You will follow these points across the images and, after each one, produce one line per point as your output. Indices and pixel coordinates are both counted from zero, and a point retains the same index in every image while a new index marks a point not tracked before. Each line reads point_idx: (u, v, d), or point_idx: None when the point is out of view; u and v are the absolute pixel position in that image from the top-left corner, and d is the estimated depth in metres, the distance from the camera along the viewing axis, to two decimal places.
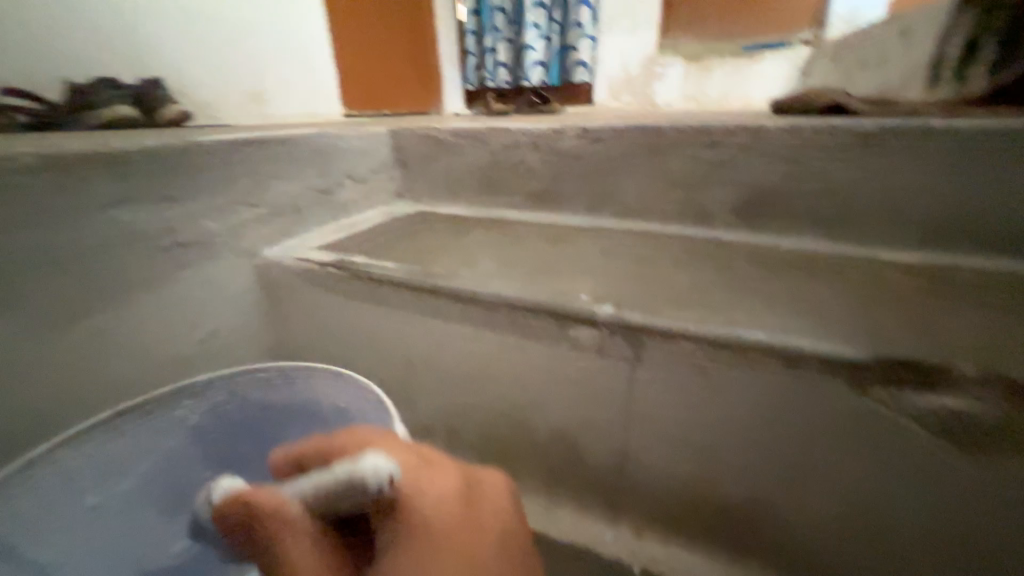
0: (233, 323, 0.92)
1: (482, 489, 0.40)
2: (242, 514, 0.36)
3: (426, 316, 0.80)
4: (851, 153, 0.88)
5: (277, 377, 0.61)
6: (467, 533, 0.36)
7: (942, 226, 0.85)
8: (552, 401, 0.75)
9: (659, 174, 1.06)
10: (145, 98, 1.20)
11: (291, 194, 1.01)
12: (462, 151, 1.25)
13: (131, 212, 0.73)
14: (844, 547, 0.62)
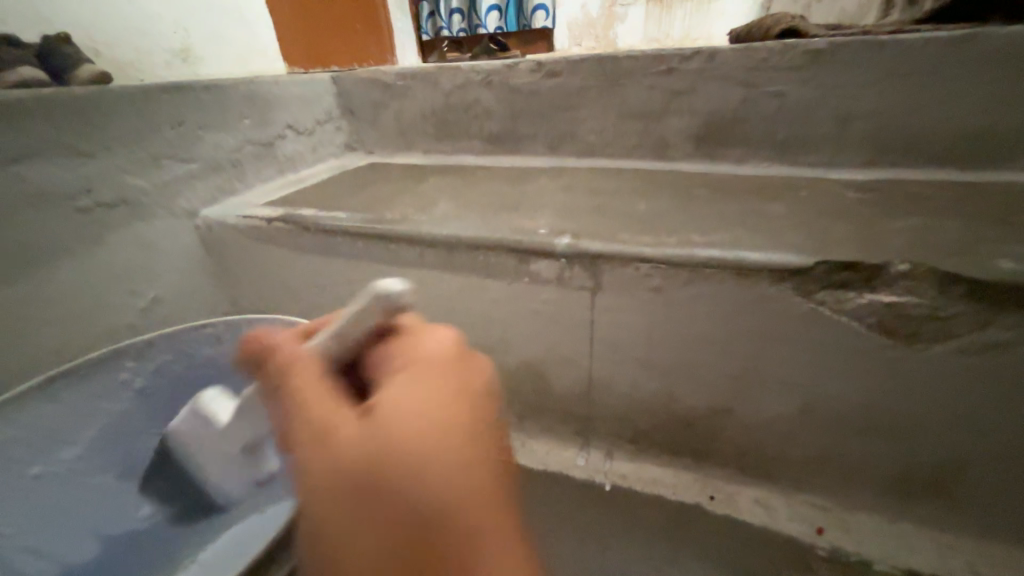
0: (178, 288, 0.87)
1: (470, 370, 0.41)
2: (263, 349, 0.43)
3: (379, 262, 0.78)
4: (805, 71, 0.87)
5: (226, 333, 0.60)
6: (448, 376, 0.39)
7: (882, 138, 0.87)
8: (519, 337, 0.75)
9: (617, 106, 1.03)
10: (51, 55, 0.85)
11: (226, 147, 0.93)
12: (411, 94, 1.17)
13: (41, 166, 0.66)
14: (786, 438, 0.67)
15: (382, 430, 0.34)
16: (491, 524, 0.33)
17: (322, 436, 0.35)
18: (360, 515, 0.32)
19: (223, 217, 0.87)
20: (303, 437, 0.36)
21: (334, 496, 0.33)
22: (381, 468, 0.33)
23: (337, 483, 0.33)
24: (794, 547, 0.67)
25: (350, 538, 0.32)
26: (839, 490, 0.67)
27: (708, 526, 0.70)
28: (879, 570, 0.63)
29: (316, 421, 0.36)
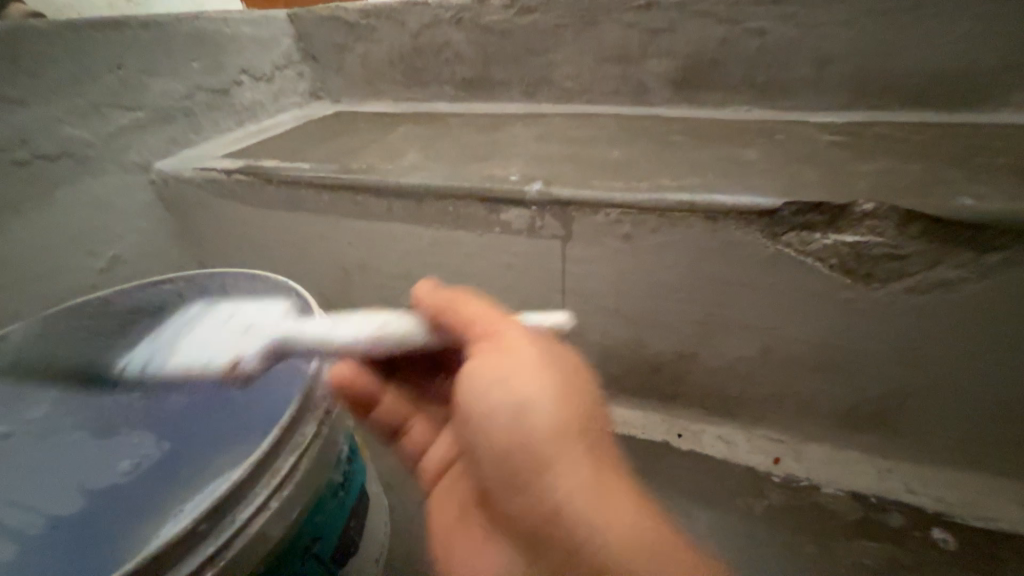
0: (140, 248, 0.84)
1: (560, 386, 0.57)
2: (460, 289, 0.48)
3: (346, 215, 0.75)
4: (786, 6, 0.83)
5: (186, 288, 0.60)
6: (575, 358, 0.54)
7: (862, 78, 0.85)
8: (493, 290, 0.75)
9: (594, 47, 0.97)
10: None
11: (176, 94, 0.87)
12: (377, 36, 1.09)
13: None
14: (748, 378, 0.70)
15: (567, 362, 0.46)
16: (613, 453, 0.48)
17: (518, 352, 0.45)
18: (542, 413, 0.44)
19: (179, 170, 0.82)
20: (497, 348, 0.45)
21: (523, 398, 0.44)
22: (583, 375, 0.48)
23: (528, 394, 0.44)
24: (752, 476, 0.72)
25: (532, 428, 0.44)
26: (796, 424, 0.72)
27: (674, 461, 0.75)
28: (827, 493, 0.69)
29: (506, 342, 0.45)
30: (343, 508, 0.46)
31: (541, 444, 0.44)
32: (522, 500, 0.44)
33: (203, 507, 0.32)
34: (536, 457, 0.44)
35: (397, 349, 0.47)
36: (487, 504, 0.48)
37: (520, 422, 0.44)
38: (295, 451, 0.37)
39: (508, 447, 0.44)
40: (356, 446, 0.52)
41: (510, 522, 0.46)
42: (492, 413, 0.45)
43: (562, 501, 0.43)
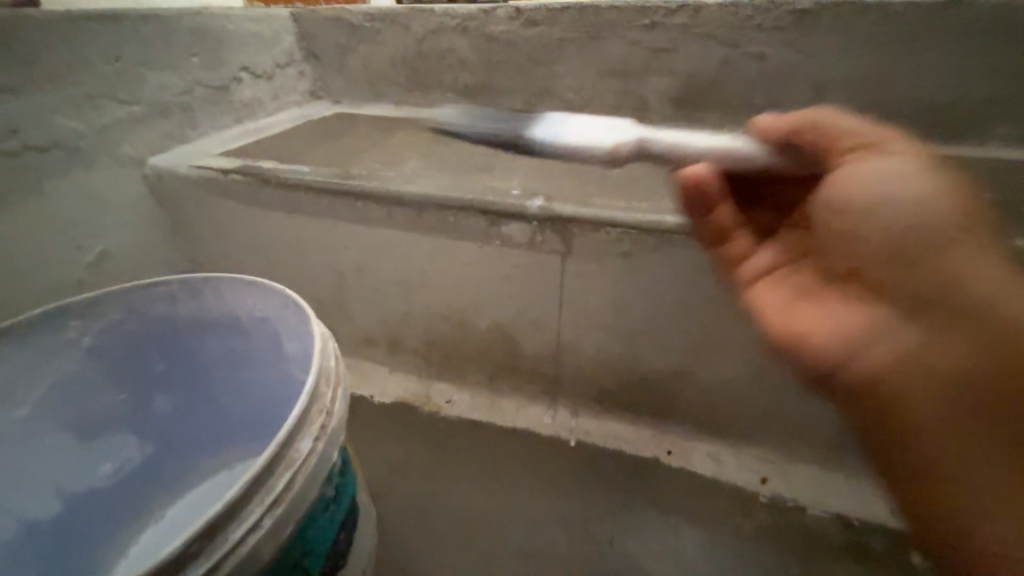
0: (130, 243, 0.82)
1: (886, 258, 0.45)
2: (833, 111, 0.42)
3: (344, 219, 0.75)
4: (786, 33, 0.85)
5: (180, 291, 0.56)
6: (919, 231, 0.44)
7: (857, 106, 0.87)
8: (490, 299, 0.75)
9: (597, 62, 0.98)
10: None
11: (174, 89, 0.85)
12: (381, 38, 1.09)
13: None
14: (741, 396, 0.71)
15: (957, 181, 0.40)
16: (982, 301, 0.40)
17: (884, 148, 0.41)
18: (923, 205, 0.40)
19: (174, 166, 0.81)
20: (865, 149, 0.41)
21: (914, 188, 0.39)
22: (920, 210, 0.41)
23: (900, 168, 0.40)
24: (741, 494, 0.72)
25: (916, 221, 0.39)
26: (784, 443, 0.73)
27: (665, 477, 0.75)
28: (812, 513, 0.70)
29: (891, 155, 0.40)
30: (334, 521, 0.46)
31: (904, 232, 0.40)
32: (898, 281, 0.40)
33: (196, 526, 0.31)
34: (974, 270, 0.38)
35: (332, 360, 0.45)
36: (797, 306, 0.46)
37: (863, 232, 0.41)
38: (290, 468, 0.36)
39: (876, 241, 0.41)
40: (349, 459, 0.51)
41: (830, 312, 0.44)
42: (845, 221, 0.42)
43: (997, 305, 0.38)
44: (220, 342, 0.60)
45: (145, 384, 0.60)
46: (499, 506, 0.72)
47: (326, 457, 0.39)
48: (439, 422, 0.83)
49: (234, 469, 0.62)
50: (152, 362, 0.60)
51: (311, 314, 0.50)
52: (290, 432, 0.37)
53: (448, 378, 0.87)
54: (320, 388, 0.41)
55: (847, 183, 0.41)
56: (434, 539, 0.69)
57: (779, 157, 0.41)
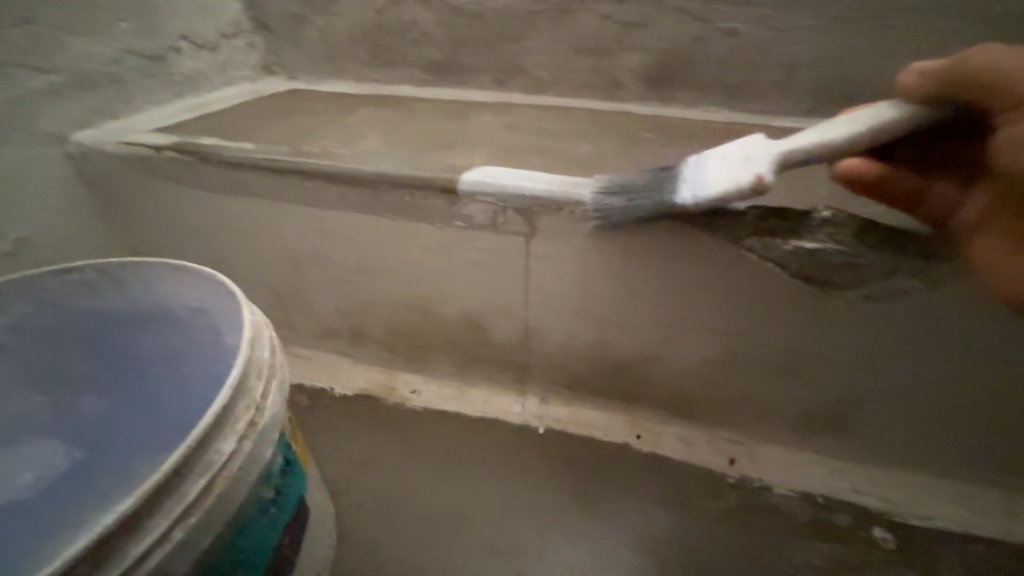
0: (55, 229, 0.75)
1: None
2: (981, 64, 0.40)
3: (293, 201, 0.69)
4: (758, 8, 0.83)
5: (96, 278, 0.57)
6: None
7: (827, 86, 0.86)
8: (454, 285, 0.72)
9: (567, 37, 0.94)
10: None
11: (100, 58, 0.77)
12: (338, 9, 1.02)
13: None
14: (709, 380, 0.70)
15: None
16: None
17: None
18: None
19: (102, 144, 0.73)
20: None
21: None
22: None
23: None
24: (708, 477, 0.72)
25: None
26: (751, 425, 0.72)
27: (635, 461, 0.74)
28: (778, 493, 0.70)
29: None
30: (274, 526, 0.42)
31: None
32: None
33: (86, 542, 0.27)
34: None
35: (274, 345, 0.42)
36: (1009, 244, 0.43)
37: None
38: (207, 473, 0.32)
39: None
40: (296, 456, 0.47)
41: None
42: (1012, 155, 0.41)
43: None
44: (153, 337, 0.54)
45: (71, 386, 0.53)
46: (465, 498, 0.70)
47: (254, 459, 0.35)
48: (405, 414, 0.80)
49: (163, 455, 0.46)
50: (79, 362, 0.54)
51: (247, 303, 0.45)
52: (205, 434, 0.32)
53: (415, 368, 0.83)
54: (248, 382, 0.37)
55: (1009, 134, 0.39)
56: (398, 535, 0.66)
57: (925, 112, 0.44)
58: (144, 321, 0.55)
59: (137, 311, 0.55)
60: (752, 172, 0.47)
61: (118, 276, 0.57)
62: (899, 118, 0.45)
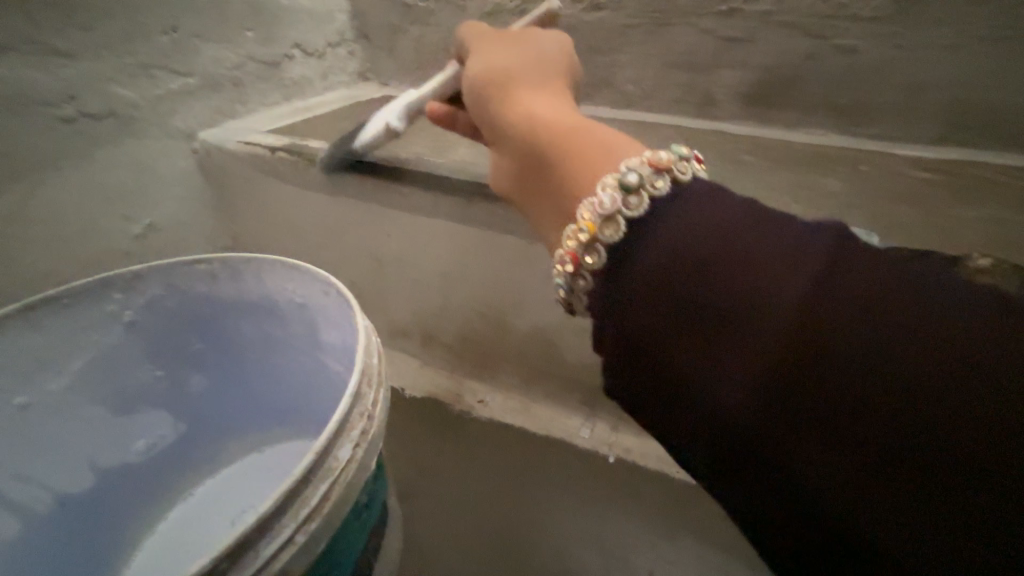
0: (178, 219, 0.82)
1: (540, 113, 0.42)
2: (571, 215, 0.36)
3: (387, 205, 0.72)
4: (885, 25, 0.76)
5: (222, 270, 0.54)
6: (525, 104, 0.44)
7: (959, 112, 0.77)
8: (534, 300, 0.71)
9: (664, 52, 0.91)
10: None
11: (227, 63, 0.84)
12: (434, 20, 1.05)
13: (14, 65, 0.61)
14: None
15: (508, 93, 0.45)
16: (533, 82, 0.46)
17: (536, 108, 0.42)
18: (587, 136, 0.38)
19: (222, 142, 0.80)
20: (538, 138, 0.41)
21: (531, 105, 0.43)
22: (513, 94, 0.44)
23: (499, 51, 0.48)
24: None
25: (543, 122, 0.41)
26: None
27: (708, 504, 0.69)
28: None
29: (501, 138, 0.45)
30: (363, 530, 0.43)
31: (570, 126, 0.40)
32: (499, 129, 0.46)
33: (227, 542, 0.28)
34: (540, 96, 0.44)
35: (381, 353, 0.43)
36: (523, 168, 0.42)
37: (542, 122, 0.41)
38: (327, 478, 0.32)
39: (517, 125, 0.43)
40: (382, 460, 0.47)
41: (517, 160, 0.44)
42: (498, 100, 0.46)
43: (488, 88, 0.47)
44: (255, 326, 0.59)
45: (182, 363, 0.61)
46: (529, 520, 0.68)
47: (365, 468, 0.36)
48: (470, 424, 0.80)
49: (285, 449, 0.64)
50: (189, 342, 0.60)
51: (354, 306, 0.46)
52: (326, 440, 0.33)
53: (481, 378, 0.83)
54: (361, 389, 0.37)
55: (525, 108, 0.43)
56: (460, 547, 0.66)
57: None
58: (255, 315, 0.58)
59: (256, 310, 0.57)
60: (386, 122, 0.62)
61: (236, 269, 0.54)
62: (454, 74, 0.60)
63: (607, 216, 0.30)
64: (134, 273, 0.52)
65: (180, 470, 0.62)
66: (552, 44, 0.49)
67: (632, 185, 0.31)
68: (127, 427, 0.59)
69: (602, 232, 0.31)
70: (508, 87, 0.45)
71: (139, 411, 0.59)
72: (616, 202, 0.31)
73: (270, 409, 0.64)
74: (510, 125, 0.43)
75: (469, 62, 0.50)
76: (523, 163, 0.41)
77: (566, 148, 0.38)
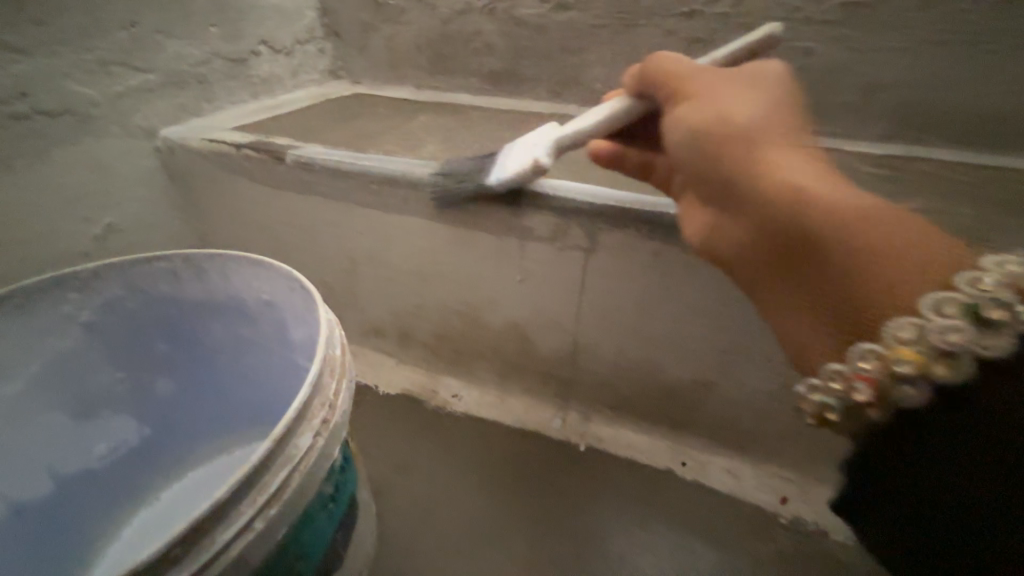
0: (140, 218, 0.80)
1: (788, 171, 0.35)
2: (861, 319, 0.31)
3: (357, 202, 0.72)
4: (837, 28, 0.80)
5: (184, 268, 0.54)
6: (762, 160, 0.36)
7: (904, 110, 0.82)
8: (506, 294, 0.72)
9: (631, 52, 0.93)
10: None
11: (191, 59, 0.82)
12: (405, 18, 1.05)
13: None
14: (764, 413, 0.67)
15: (741, 141, 0.37)
16: (771, 129, 0.38)
17: (782, 168, 0.35)
18: (902, 227, 0.30)
19: (186, 139, 0.78)
20: (790, 206, 0.33)
21: (772, 162, 0.36)
22: (744, 145, 0.37)
23: (725, 89, 0.40)
24: (755, 514, 0.68)
25: (808, 189, 0.33)
26: (808, 464, 0.68)
27: (676, 488, 0.71)
28: (834, 540, 0.66)
29: (724, 199, 0.38)
30: (331, 521, 0.43)
31: (853, 216, 0.31)
32: (708, 183, 0.39)
33: (181, 529, 0.28)
34: (787, 154, 0.36)
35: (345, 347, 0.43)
36: (764, 241, 0.35)
37: (798, 186, 0.34)
38: (288, 465, 0.33)
39: (758, 185, 0.35)
40: (350, 453, 0.48)
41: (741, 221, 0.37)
42: (722, 144, 0.38)
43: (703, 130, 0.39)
44: (223, 326, 0.58)
45: (145, 365, 0.59)
46: (503, 510, 0.69)
47: (328, 456, 0.36)
48: (445, 419, 0.81)
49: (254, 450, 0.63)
50: (153, 343, 0.59)
51: (321, 301, 0.46)
52: (288, 428, 0.34)
53: (456, 373, 0.84)
54: (323, 379, 0.38)
55: (768, 169, 0.36)
56: (434, 540, 0.66)
57: None
58: (221, 314, 0.57)
59: (222, 309, 0.57)
60: (533, 156, 0.55)
61: (200, 267, 0.53)
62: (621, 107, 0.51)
63: (938, 350, 0.27)
64: (92, 271, 0.51)
65: (144, 475, 0.61)
66: (768, 82, 0.42)
67: (995, 321, 0.26)
68: (87, 433, 0.57)
69: (933, 369, 0.27)
70: (747, 148, 0.37)
71: (98, 415, 0.58)
72: (967, 338, 0.27)
73: (238, 410, 0.64)
74: (749, 184, 0.36)
75: (680, 98, 0.42)
76: (765, 246, 0.35)
77: (864, 238, 0.30)
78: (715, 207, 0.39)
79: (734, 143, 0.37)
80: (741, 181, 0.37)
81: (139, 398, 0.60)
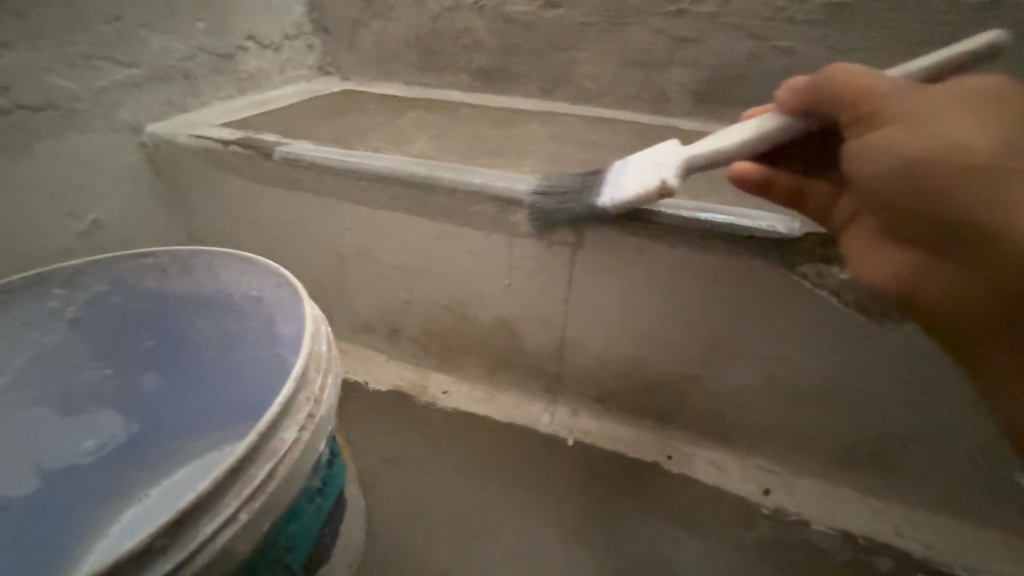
0: (125, 214, 0.80)
1: None
2: None
3: (345, 199, 0.72)
4: (820, 28, 0.82)
5: (170, 264, 0.55)
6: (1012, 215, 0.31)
7: None
8: (495, 290, 0.72)
9: (619, 50, 0.94)
10: None
11: (176, 54, 0.82)
12: (395, 14, 1.05)
13: None
14: (747, 406, 0.68)
15: (978, 193, 0.32)
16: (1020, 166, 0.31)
17: None
18: None
19: (172, 135, 0.78)
20: None
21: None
22: (980, 199, 0.32)
23: (941, 123, 0.34)
24: (739, 504, 0.70)
25: None
26: (790, 455, 0.70)
27: (662, 480, 0.73)
28: (815, 529, 0.67)
29: (950, 258, 0.35)
30: (318, 515, 0.43)
31: None
32: (931, 238, 0.36)
33: (163, 521, 0.29)
34: None
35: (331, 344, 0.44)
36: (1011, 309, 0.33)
37: None
38: (271, 459, 0.33)
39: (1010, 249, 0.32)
40: (338, 449, 0.48)
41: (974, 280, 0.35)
42: (945, 201, 0.34)
43: (923, 182, 0.34)
44: (210, 322, 0.58)
45: (132, 362, 0.59)
46: (492, 504, 0.70)
47: (313, 450, 0.37)
48: (435, 414, 0.81)
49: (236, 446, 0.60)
50: (141, 340, 0.59)
51: (304, 293, 0.47)
52: (271, 422, 0.34)
53: (446, 369, 0.85)
54: (309, 374, 0.39)
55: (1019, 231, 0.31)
56: (424, 533, 0.67)
57: None
58: (206, 310, 0.58)
59: (208, 304, 0.57)
60: (659, 176, 0.48)
61: (184, 260, 0.54)
62: (774, 129, 0.45)
63: None
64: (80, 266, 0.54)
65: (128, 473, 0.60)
66: (983, 88, 0.35)
67: None
68: (69, 429, 0.56)
69: None
70: (988, 195, 0.32)
71: (83, 412, 0.57)
72: None
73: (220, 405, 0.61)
74: (997, 246, 0.32)
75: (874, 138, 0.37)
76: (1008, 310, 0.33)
77: None
78: (939, 263, 0.36)
79: (965, 199, 0.33)
80: (986, 243, 0.33)
81: (124, 394, 0.59)
